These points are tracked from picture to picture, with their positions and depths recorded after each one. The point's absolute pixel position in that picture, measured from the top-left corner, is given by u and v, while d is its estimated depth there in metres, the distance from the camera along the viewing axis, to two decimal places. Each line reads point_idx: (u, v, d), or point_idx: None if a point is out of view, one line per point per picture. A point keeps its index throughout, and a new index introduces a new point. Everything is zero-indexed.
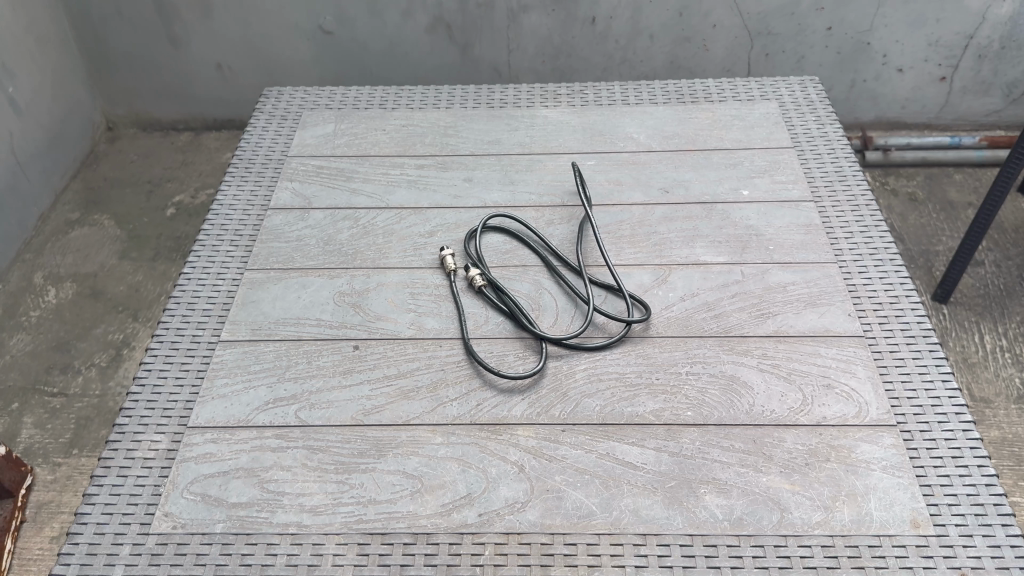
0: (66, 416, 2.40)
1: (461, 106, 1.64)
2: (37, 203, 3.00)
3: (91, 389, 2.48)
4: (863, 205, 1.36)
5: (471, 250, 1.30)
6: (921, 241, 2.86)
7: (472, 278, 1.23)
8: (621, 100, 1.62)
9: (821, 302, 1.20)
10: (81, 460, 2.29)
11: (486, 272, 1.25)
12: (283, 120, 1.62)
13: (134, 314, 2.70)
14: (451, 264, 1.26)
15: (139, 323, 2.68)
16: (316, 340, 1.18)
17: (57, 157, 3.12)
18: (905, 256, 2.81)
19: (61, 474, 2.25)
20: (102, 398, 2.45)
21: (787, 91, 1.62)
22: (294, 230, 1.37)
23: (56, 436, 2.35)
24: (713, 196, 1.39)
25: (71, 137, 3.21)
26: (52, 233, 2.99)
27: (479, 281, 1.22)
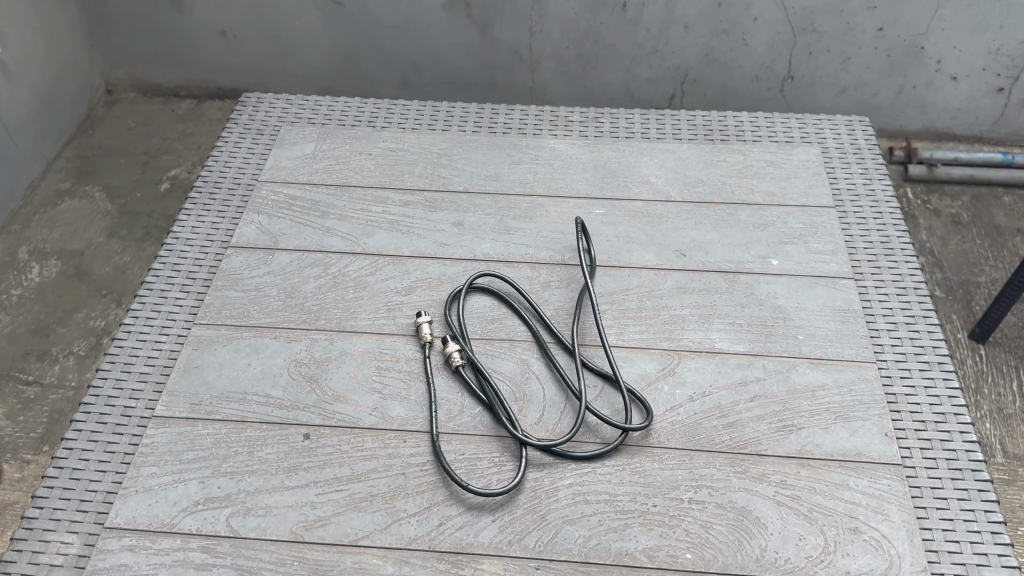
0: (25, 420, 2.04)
1: (459, 129, 1.45)
2: (19, 172, 2.56)
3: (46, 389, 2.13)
4: (910, 289, 1.18)
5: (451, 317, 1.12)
6: (962, 268, 2.35)
7: (449, 354, 1.06)
8: (640, 133, 1.43)
9: (852, 416, 1.03)
10: (32, 469, 1.97)
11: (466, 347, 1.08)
12: (258, 135, 1.44)
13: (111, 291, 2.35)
14: (427, 333, 1.08)
15: (113, 306, 2.32)
16: (264, 423, 1.03)
17: (34, 103, 2.54)
18: (945, 287, 2.31)
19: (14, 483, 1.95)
20: (69, 392, 2.12)
21: (831, 135, 1.42)
22: (254, 275, 1.20)
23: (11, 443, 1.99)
24: (737, 263, 1.20)
25: (65, 99, 2.79)
26: (41, 205, 2.59)
27: (456, 360, 1.05)
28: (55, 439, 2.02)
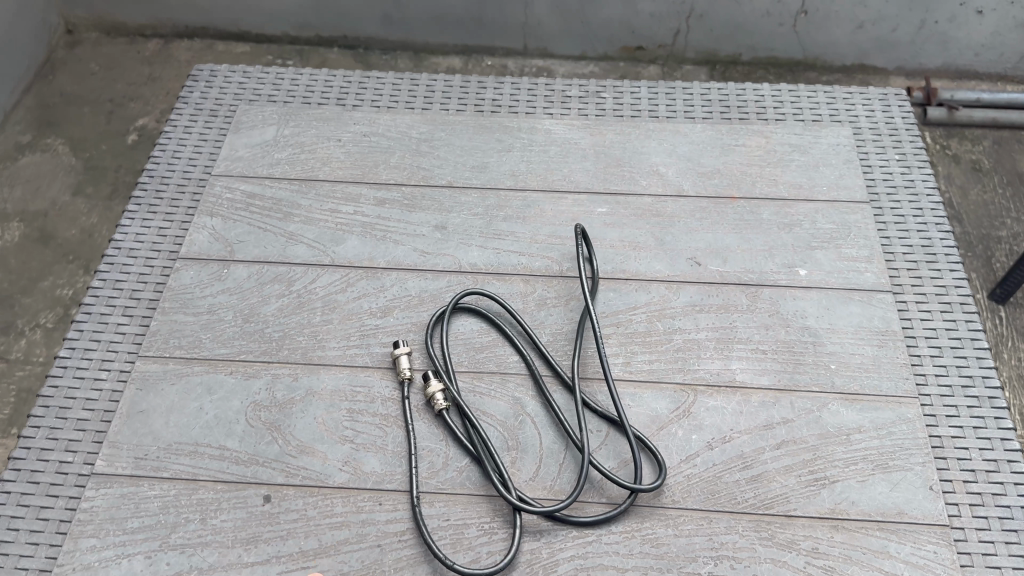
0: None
1: (441, 107, 1.27)
2: None
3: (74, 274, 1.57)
4: (956, 304, 1.03)
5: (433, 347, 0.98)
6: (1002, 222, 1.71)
7: (432, 395, 0.92)
8: (647, 112, 1.26)
9: (892, 466, 0.90)
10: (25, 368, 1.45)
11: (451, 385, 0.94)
12: (212, 116, 1.27)
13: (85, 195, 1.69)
14: (406, 370, 0.94)
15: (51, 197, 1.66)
16: (219, 483, 0.90)
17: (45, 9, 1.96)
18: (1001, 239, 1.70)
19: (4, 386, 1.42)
20: (80, 246, 1.62)
21: (864, 114, 1.26)
22: (206, 295, 1.05)
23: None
24: (759, 273, 1.05)
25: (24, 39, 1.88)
26: None
27: (439, 402, 0.91)
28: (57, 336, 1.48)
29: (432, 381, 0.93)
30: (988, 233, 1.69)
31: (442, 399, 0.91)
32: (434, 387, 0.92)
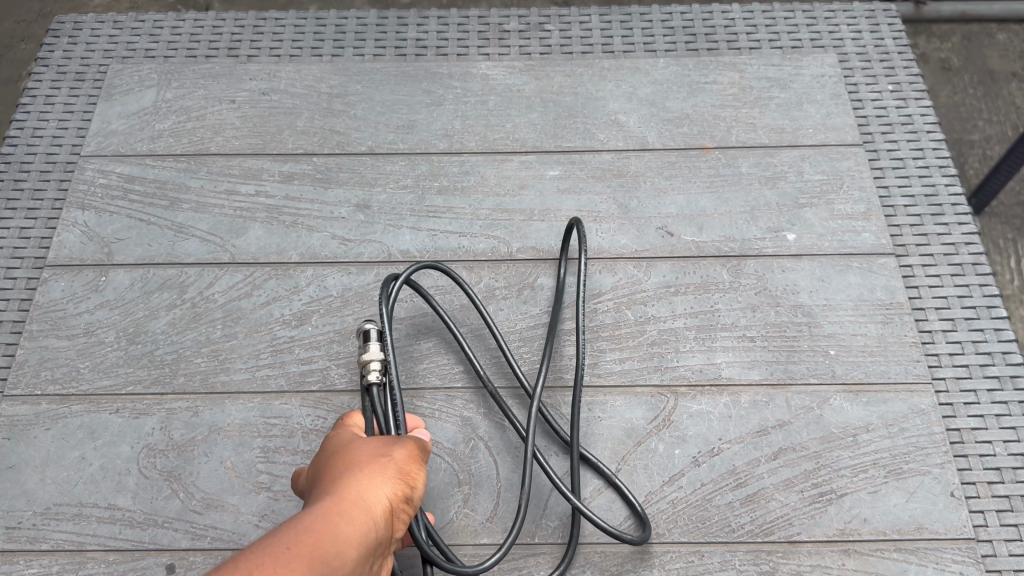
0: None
1: (355, 52, 1.07)
2: None
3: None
4: (968, 265, 0.88)
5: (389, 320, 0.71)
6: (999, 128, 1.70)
7: (366, 363, 0.68)
8: (600, 47, 1.08)
9: (907, 471, 0.76)
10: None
11: (391, 382, 0.68)
12: (79, 78, 1.06)
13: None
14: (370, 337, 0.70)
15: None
16: (110, 553, 0.74)
17: None
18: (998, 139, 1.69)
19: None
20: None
21: (848, 37, 1.10)
22: (81, 312, 0.87)
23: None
24: (740, 241, 0.90)
25: None
26: None
27: (369, 373, 0.68)
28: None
29: (381, 354, 0.69)
30: (958, 137, 1.71)
31: (375, 376, 0.68)
32: (373, 361, 0.68)
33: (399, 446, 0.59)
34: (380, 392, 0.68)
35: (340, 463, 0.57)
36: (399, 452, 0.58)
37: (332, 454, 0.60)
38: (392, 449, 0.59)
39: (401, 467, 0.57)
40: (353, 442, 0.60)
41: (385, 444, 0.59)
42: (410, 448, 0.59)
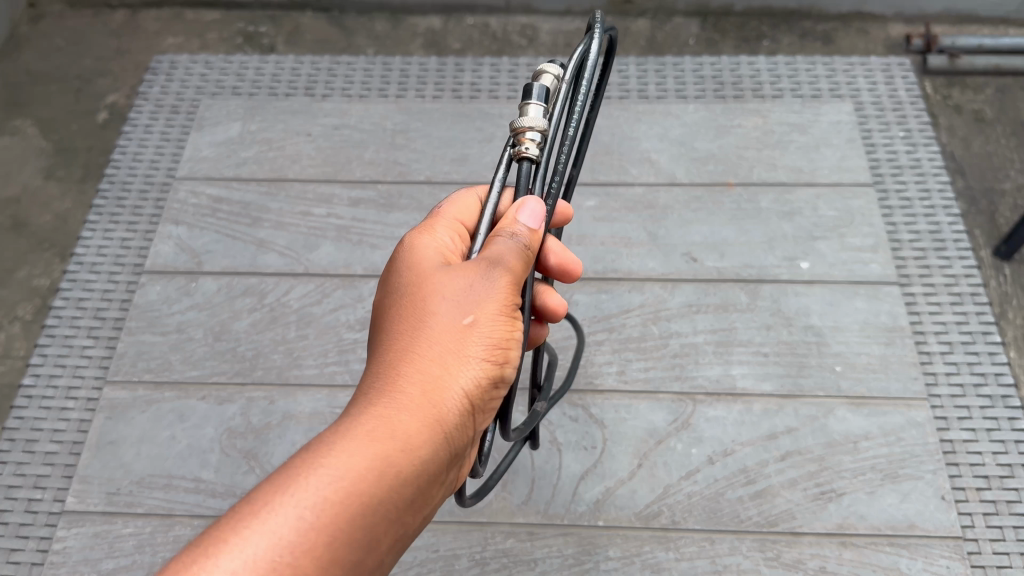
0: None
1: (417, 94, 1.21)
2: None
3: (62, 208, 1.18)
4: (967, 295, 0.98)
5: (584, 96, 0.48)
6: None
7: (522, 126, 0.45)
8: (636, 93, 1.19)
9: (902, 475, 0.84)
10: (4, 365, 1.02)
11: (561, 171, 0.48)
12: (174, 112, 1.21)
13: (82, 84, 1.34)
14: (536, 90, 0.47)
15: (30, 109, 1.30)
16: (195, 518, 0.85)
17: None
18: None
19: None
20: (53, 234, 1.15)
21: (864, 87, 1.20)
22: (174, 312, 0.99)
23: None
24: (759, 268, 1.00)
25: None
26: None
27: (522, 126, 0.45)
28: (39, 327, 1.05)
29: (546, 120, 0.46)
30: None
31: (533, 151, 0.46)
32: (537, 127, 0.45)
33: (491, 270, 0.48)
34: (530, 167, 0.46)
35: (413, 306, 0.49)
36: (489, 288, 0.48)
37: (411, 277, 0.51)
38: (484, 277, 0.48)
39: (484, 316, 0.48)
40: (435, 268, 0.51)
41: (475, 269, 0.48)
42: (511, 253, 0.48)
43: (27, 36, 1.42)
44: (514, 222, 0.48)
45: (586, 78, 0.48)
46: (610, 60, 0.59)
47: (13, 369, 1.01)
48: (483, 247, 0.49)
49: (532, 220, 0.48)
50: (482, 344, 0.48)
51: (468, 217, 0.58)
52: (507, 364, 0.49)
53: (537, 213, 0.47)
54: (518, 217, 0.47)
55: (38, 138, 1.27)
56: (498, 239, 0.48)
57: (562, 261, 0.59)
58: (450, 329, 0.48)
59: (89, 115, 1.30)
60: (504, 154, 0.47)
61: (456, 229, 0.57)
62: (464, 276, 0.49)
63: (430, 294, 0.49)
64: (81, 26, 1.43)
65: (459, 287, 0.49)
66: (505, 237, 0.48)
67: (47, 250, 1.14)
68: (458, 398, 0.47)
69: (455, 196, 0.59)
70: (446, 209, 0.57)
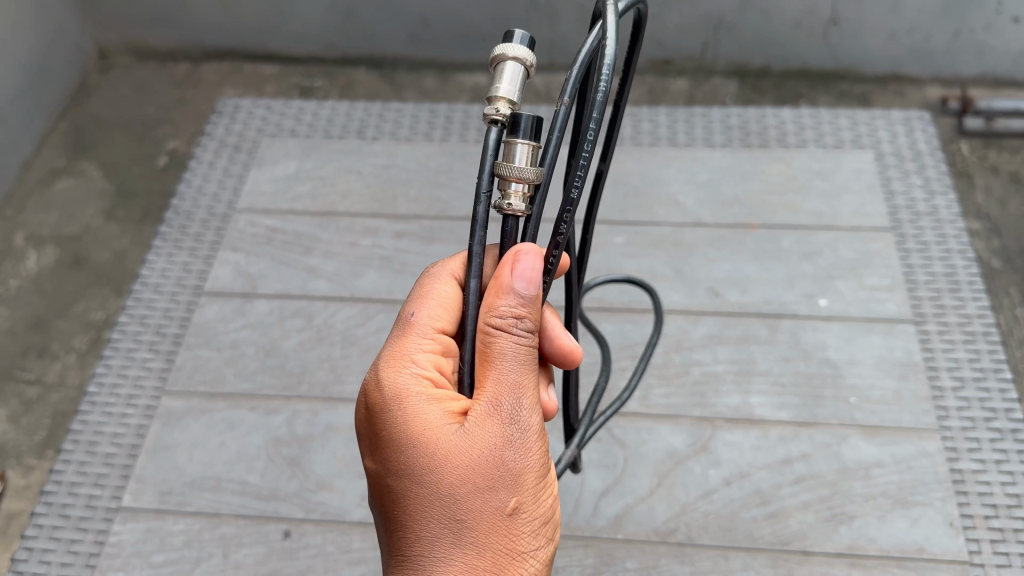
0: (28, 303, 1.17)
1: (460, 138, 1.29)
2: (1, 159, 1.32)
3: (120, 246, 1.24)
4: (980, 335, 1.02)
5: (598, 114, 0.42)
6: None
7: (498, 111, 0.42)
8: (665, 140, 1.27)
9: (912, 501, 0.88)
10: (60, 393, 1.06)
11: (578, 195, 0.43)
12: (236, 151, 1.32)
13: (145, 131, 1.44)
14: (510, 43, 0.43)
15: (96, 153, 1.40)
16: (241, 518, 0.92)
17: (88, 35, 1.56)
18: None
19: (32, 420, 1.03)
20: (112, 270, 1.21)
21: (885, 138, 1.26)
22: (229, 330, 1.07)
23: (6, 357, 1.10)
24: (779, 304, 1.05)
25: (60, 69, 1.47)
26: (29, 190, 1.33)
27: (495, 113, 0.42)
28: (94, 356, 1.09)
29: (520, 82, 0.43)
30: None
31: (520, 204, 0.43)
32: (527, 177, 0.41)
33: (511, 396, 0.47)
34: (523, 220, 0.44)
35: (440, 486, 0.47)
36: (517, 429, 0.47)
37: (423, 446, 0.48)
38: (506, 416, 0.47)
39: (526, 460, 0.48)
40: (449, 432, 0.48)
41: (494, 416, 0.47)
42: (518, 356, 0.47)
43: (95, 86, 1.54)
44: (512, 312, 0.47)
45: (603, 83, 0.42)
46: (640, 38, 0.51)
47: (68, 397, 1.05)
48: (490, 369, 0.47)
49: (531, 281, 0.46)
50: (528, 490, 0.48)
51: (444, 321, 0.54)
52: (547, 487, 0.50)
53: (537, 273, 0.46)
54: (513, 279, 0.46)
55: (101, 181, 1.35)
56: (500, 340, 0.47)
57: (558, 343, 0.55)
58: (495, 494, 0.47)
59: (149, 159, 1.39)
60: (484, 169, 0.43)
61: (430, 344, 0.53)
62: (485, 427, 0.47)
63: (453, 460, 0.47)
64: (147, 77, 1.56)
65: (483, 441, 0.47)
66: (515, 332, 0.47)
67: (104, 285, 1.19)
68: (521, 553, 0.48)
69: (420, 293, 0.54)
70: (417, 322, 0.53)
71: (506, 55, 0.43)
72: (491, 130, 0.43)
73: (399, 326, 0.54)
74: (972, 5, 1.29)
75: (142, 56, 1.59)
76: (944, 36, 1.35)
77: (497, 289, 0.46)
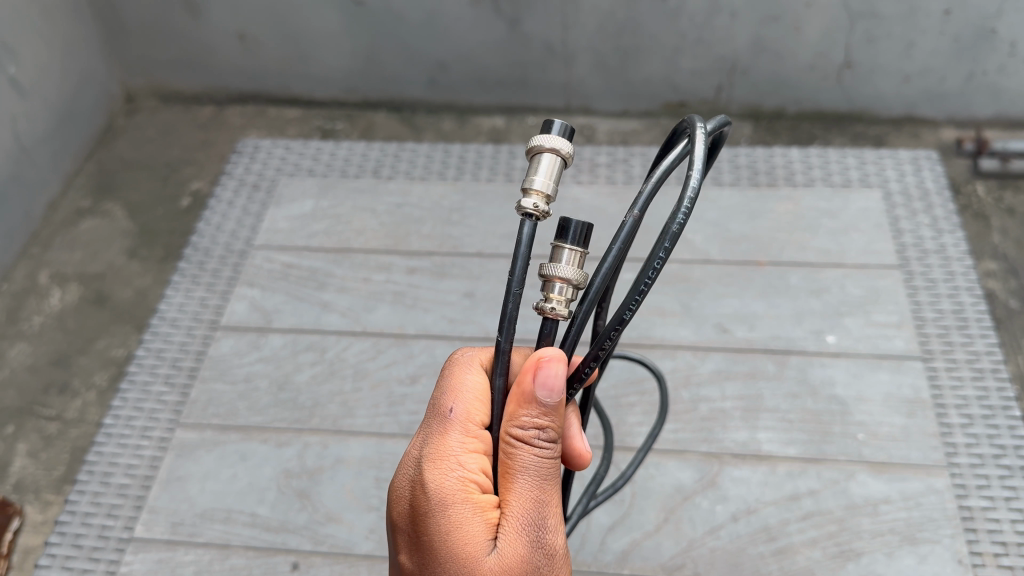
0: (51, 339, 1.20)
1: (472, 177, 1.32)
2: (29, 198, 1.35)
3: (142, 285, 1.27)
4: (988, 372, 1.02)
5: (670, 243, 0.41)
6: None
7: (534, 206, 0.43)
8: (674, 179, 1.29)
9: (920, 538, 0.88)
10: (79, 429, 1.08)
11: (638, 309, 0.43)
12: (255, 191, 1.35)
13: (168, 172, 1.49)
14: (548, 134, 0.44)
15: (121, 193, 1.45)
16: (250, 549, 0.92)
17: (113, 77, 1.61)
18: None
19: (51, 455, 1.06)
20: (133, 308, 1.24)
21: (893, 178, 1.27)
22: (243, 363, 1.09)
23: (28, 393, 1.13)
24: (786, 340, 1.05)
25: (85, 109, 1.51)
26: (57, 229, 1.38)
27: (531, 206, 0.42)
28: (113, 394, 1.12)
29: (557, 176, 0.43)
30: None
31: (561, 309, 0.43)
32: (570, 278, 0.43)
33: (537, 518, 0.48)
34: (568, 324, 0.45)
35: None
36: (545, 555, 0.48)
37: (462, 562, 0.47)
38: (536, 540, 0.47)
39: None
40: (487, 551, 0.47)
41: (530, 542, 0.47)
42: (540, 470, 0.48)
43: (122, 128, 1.59)
44: (534, 423, 0.47)
45: (686, 205, 0.42)
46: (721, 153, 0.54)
47: (87, 433, 1.08)
48: (512, 481, 0.48)
49: (557, 390, 0.46)
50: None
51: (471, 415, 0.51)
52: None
53: (559, 381, 0.46)
54: (536, 386, 0.46)
55: (125, 221, 1.39)
56: (521, 453, 0.48)
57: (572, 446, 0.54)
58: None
59: (173, 200, 1.43)
60: (518, 265, 0.43)
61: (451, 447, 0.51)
62: (519, 553, 0.47)
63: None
64: (172, 119, 1.61)
65: (514, 568, 0.47)
66: (538, 444, 0.48)
67: (126, 321, 1.22)
68: None
69: (455, 385, 0.52)
70: (457, 419, 0.51)
71: (546, 148, 0.43)
72: (526, 222, 0.43)
73: (430, 421, 0.51)
74: (984, 47, 1.31)
75: (169, 99, 1.65)
76: (957, 78, 1.36)
77: (519, 398, 0.47)
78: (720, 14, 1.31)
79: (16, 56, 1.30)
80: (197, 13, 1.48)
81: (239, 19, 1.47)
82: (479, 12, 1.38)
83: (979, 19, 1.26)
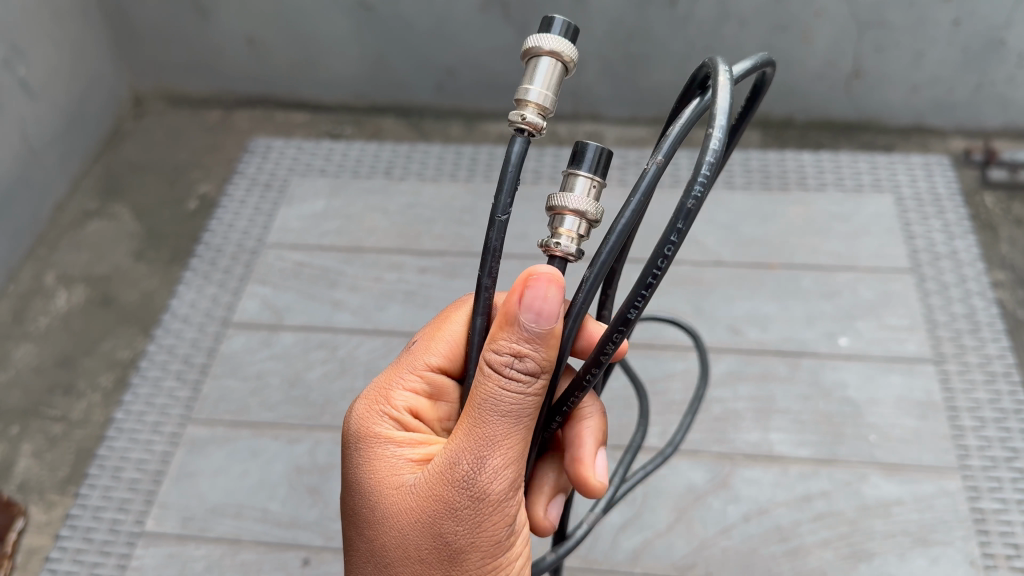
0: (56, 341, 1.20)
1: (484, 179, 1.33)
2: (37, 201, 1.36)
3: (148, 286, 1.28)
4: (1000, 375, 1.02)
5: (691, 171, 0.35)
6: None
7: (528, 119, 0.39)
8: (686, 181, 1.29)
9: (932, 539, 0.88)
10: (85, 431, 1.08)
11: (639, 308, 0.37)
12: (267, 189, 1.36)
13: (176, 175, 1.49)
14: (548, 36, 0.40)
15: (127, 195, 1.45)
16: (261, 545, 0.93)
17: (121, 81, 1.62)
18: None
19: (55, 456, 1.06)
20: (139, 310, 1.24)
21: (905, 183, 1.27)
22: (255, 360, 1.09)
23: (33, 394, 1.13)
24: (798, 342, 1.05)
25: (93, 112, 1.52)
26: (66, 229, 1.38)
27: (523, 119, 0.39)
28: (119, 394, 1.12)
29: (554, 83, 0.40)
30: None
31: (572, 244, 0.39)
32: (584, 212, 0.38)
33: (475, 456, 0.43)
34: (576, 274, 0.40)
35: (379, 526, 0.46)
36: (478, 495, 0.44)
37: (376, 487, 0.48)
38: (463, 476, 0.44)
39: (473, 528, 0.44)
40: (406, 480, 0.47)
41: (454, 476, 0.44)
42: (504, 409, 0.42)
43: (130, 130, 1.60)
44: (510, 349, 0.41)
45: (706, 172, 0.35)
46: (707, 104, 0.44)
47: (92, 435, 1.07)
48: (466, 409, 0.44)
49: (550, 318, 0.40)
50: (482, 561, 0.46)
51: (439, 358, 0.53)
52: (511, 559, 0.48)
53: (551, 306, 0.40)
54: (520, 309, 0.40)
55: (132, 223, 1.39)
56: (486, 381, 0.42)
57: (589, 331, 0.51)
58: (431, 546, 0.45)
59: (179, 203, 1.43)
60: (503, 192, 0.40)
61: (417, 382, 0.53)
62: (444, 487, 0.44)
63: (401, 514, 0.46)
64: (180, 123, 1.62)
65: (433, 491, 0.44)
66: (507, 379, 0.42)
67: (131, 324, 1.22)
68: None
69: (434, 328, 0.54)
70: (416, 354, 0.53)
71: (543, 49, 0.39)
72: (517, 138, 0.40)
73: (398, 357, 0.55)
74: (994, 56, 1.31)
75: (176, 102, 1.65)
76: (967, 88, 1.37)
77: (503, 319, 0.41)
78: (728, 23, 1.32)
79: (25, 57, 1.31)
80: (206, 17, 1.49)
81: (249, 22, 1.48)
82: (487, 19, 1.38)
83: (987, 30, 1.27)
